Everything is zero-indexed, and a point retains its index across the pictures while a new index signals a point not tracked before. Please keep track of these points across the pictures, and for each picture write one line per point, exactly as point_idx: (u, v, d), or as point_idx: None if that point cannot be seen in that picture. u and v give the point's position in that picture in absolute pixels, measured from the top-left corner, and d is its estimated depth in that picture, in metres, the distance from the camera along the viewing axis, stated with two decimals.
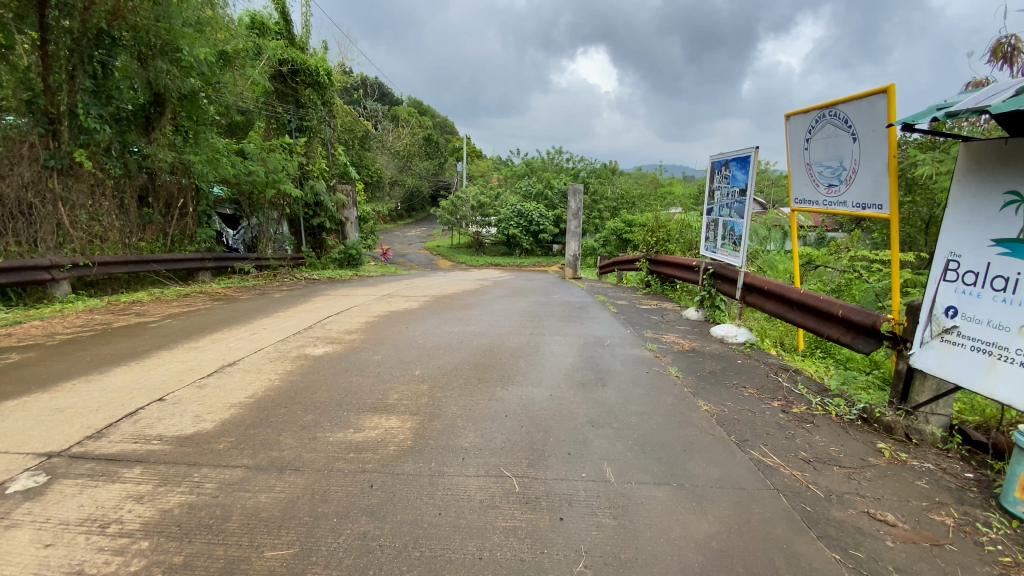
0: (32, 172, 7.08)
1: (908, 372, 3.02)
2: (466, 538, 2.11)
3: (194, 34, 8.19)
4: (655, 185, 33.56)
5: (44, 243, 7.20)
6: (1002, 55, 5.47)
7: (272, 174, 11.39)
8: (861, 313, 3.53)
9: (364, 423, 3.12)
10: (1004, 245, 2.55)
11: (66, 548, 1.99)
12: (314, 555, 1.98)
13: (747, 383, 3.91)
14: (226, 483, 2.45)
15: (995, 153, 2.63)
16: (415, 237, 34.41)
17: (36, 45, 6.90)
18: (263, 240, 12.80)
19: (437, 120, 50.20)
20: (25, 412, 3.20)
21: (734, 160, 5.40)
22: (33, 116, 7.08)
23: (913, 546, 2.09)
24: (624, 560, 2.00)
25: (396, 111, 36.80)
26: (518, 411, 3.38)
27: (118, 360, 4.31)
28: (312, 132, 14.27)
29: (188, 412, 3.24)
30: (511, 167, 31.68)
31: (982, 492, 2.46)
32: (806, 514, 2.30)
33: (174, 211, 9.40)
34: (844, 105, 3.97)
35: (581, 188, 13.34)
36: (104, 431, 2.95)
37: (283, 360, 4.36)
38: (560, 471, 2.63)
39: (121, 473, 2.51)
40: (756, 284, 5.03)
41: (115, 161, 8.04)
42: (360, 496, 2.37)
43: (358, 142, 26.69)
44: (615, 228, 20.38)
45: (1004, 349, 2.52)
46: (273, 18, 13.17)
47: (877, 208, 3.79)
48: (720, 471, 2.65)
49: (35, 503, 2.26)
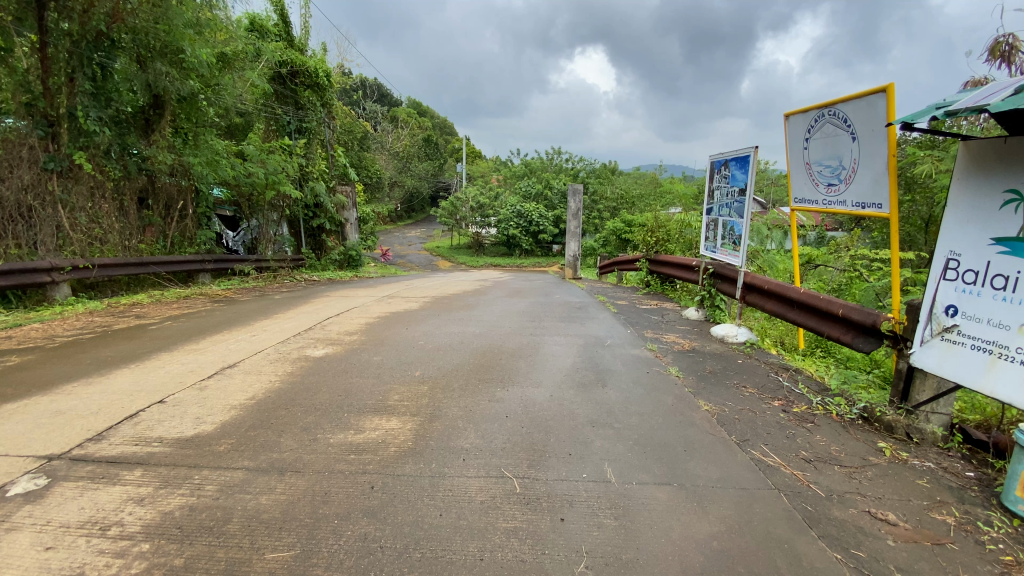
0: (32, 175, 7.09)
1: (908, 372, 3.02)
2: (467, 540, 2.11)
3: (194, 35, 8.12)
4: (655, 185, 33.58)
5: (44, 246, 7.20)
6: (1001, 54, 5.47)
7: (272, 175, 11.39)
8: (861, 313, 3.53)
9: (365, 425, 3.13)
10: (1004, 244, 2.54)
11: (67, 550, 1.99)
12: (315, 557, 1.98)
13: (748, 383, 3.90)
14: (226, 485, 2.45)
15: (994, 152, 2.63)
16: (415, 237, 34.50)
17: (35, 48, 6.87)
18: (263, 241, 12.82)
19: (436, 120, 50.32)
20: (26, 415, 3.21)
21: (734, 160, 5.39)
22: (32, 119, 7.09)
23: (915, 545, 2.09)
24: (625, 560, 2.00)
25: (396, 112, 36.87)
26: (518, 411, 3.38)
27: (119, 361, 4.32)
28: (313, 133, 14.29)
29: (188, 414, 3.24)
30: (511, 168, 31.70)
31: (983, 491, 2.46)
32: (808, 514, 2.30)
33: (174, 213, 9.40)
34: (843, 105, 3.97)
35: (581, 189, 13.34)
36: (104, 433, 2.95)
37: (284, 362, 4.36)
38: (561, 471, 2.63)
39: (121, 476, 2.51)
40: (756, 284, 5.03)
41: (115, 163, 8.06)
42: (361, 497, 2.38)
43: (357, 143, 26.73)
44: (615, 227, 20.33)
45: (1004, 348, 2.51)
46: (273, 19, 13.20)
47: (877, 207, 3.79)
48: (721, 471, 2.65)
49: (36, 505, 2.26)
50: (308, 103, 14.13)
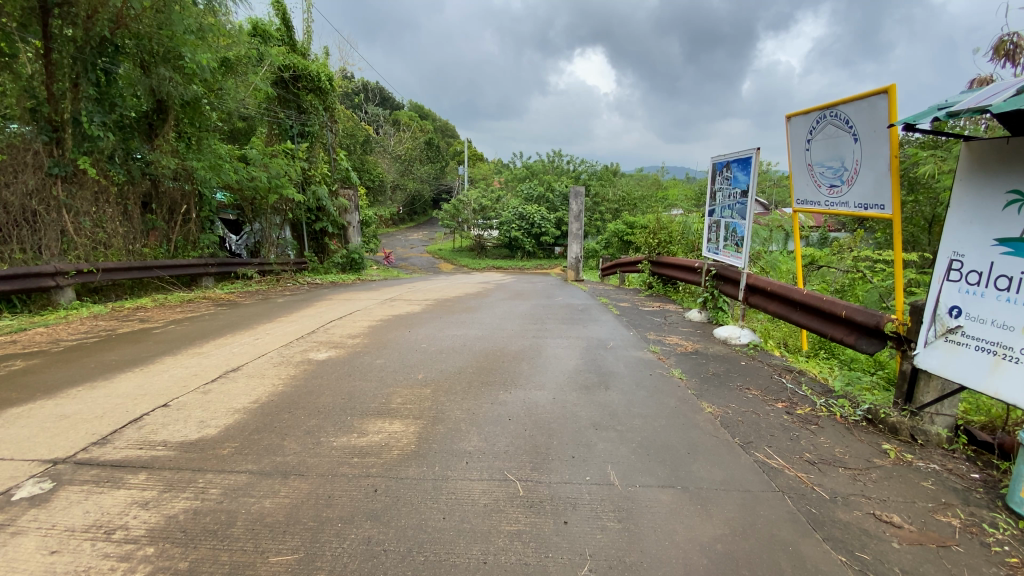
0: (37, 180, 7.09)
1: (913, 373, 3.02)
2: (471, 543, 2.11)
3: (196, 41, 8.07)
4: (655, 189, 33.59)
5: (48, 250, 7.21)
6: (1005, 53, 5.46)
7: (275, 179, 11.45)
8: (864, 313, 3.52)
9: (368, 427, 3.13)
10: (1007, 245, 2.54)
11: (72, 553, 2.00)
12: (319, 560, 1.98)
13: (751, 385, 3.90)
14: (230, 488, 2.46)
15: (996, 153, 2.64)
16: (417, 240, 34.45)
17: (39, 54, 6.94)
18: (266, 245, 12.95)
19: (437, 124, 50.52)
20: (31, 418, 3.23)
21: (734, 161, 5.42)
22: (36, 124, 7.12)
23: (919, 548, 2.08)
24: (629, 563, 2.00)
25: (398, 117, 37.23)
26: (521, 413, 3.39)
27: (123, 365, 4.35)
28: (314, 137, 14.36)
29: (192, 418, 3.25)
30: (512, 170, 31.64)
31: (989, 493, 2.44)
32: (811, 516, 2.29)
33: (177, 217, 9.48)
34: (845, 105, 3.98)
35: (583, 191, 13.35)
36: (109, 437, 2.96)
37: (287, 364, 4.38)
38: (564, 474, 2.63)
39: (126, 480, 2.52)
40: (758, 285, 5.03)
41: (118, 168, 8.16)
42: (365, 500, 2.38)
43: (359, 146, 26.76)
44: (617, 228, 20.35)
45: (1009, 349, 2.49)
46: (275, 24, 13.31)
47: (879, 208, 3.79)
48: (725, 473, 2.65)
49: (41, 509, 2.27)
50: (309, 107, 14.18)
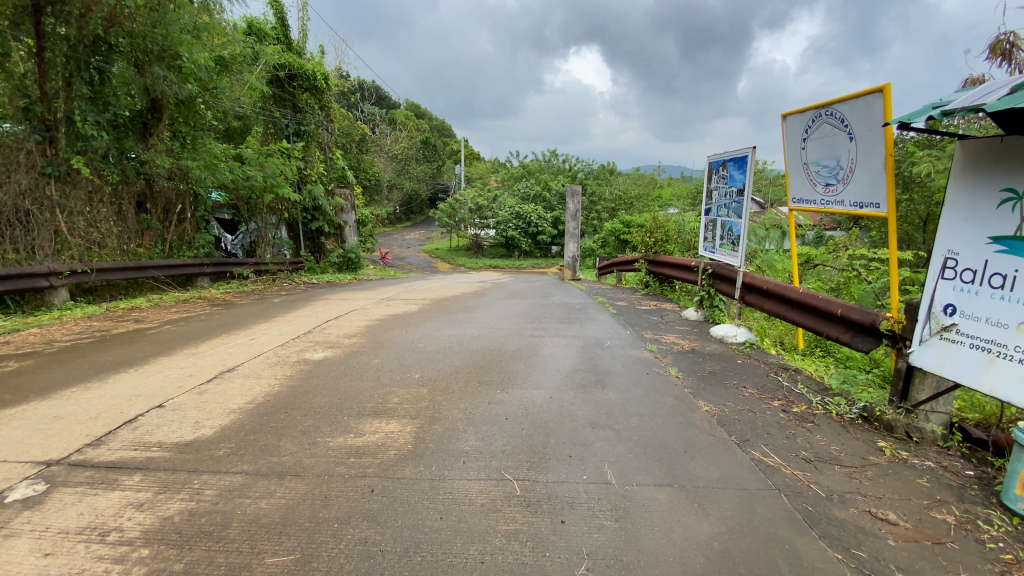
0: (30, 179, 7.05)
1: (908, 371, 3.02)
2: (468, 543, 2.10)
3: (192, 40, 8.09)
4: (651, 188, 33.82)
5: (41, 250, 7.15)
6: (1001, 52, 5.48)
7: (271, 178, 11.37)
8: (860, 313, 3.53)
9: (364, 428, 3.12)
10: (1001, 243, 2.55)
11: (65, 556, 1.98)
12: (316, 561, 1.98)
13: (747, 383, 3.91)
14: (226, 489, 2.45)
15: (990, 151, 2.64)
16: (415, 240, 34.16)
17: (32, 52, 6.90)
18: (261, 245, 12.92)
19: (433, 123, 50.41)
20: (24, 420, 3.20)
21: (730, 160, 5.43)
22: (29, 123, 7.08)
23: (915, 544, 2.09)
24: (626, 562, 2.00)
25: (393, 116, 37.30)
26: (518, 413, 3.38)
27: (119, 365, 4.34)
28: (310, 136, 14.23)
29: (187, 419, 3.22)
30: (509, 169, 31.58)
31: (983, 490, 2.46)
32: (808, 514, 2.30)
33: (172, 217, 9.44)
34: (840, 105, 3.99)
35: (580, 190, 13.30)
36: (103, 439, 2.93)
37: (283, 365, 4.36)
38: (560, 473, 2.62)
39: (121, 481, 2.50)
40: (755, 284, 5.03)
41: (113, 167, 8.10)
42: (361, 501, 2.37)
43: (355, 145, 26.65)
44: (614, 228, 20.38)
45: (1003, 346, 2.52)
46: (270, 23, 13.24)
47: (875, 207, 3.80)
48: (722, 471, 2.65)
49: (35, 511, 2.25)
50: (305, 106, 14.10)
